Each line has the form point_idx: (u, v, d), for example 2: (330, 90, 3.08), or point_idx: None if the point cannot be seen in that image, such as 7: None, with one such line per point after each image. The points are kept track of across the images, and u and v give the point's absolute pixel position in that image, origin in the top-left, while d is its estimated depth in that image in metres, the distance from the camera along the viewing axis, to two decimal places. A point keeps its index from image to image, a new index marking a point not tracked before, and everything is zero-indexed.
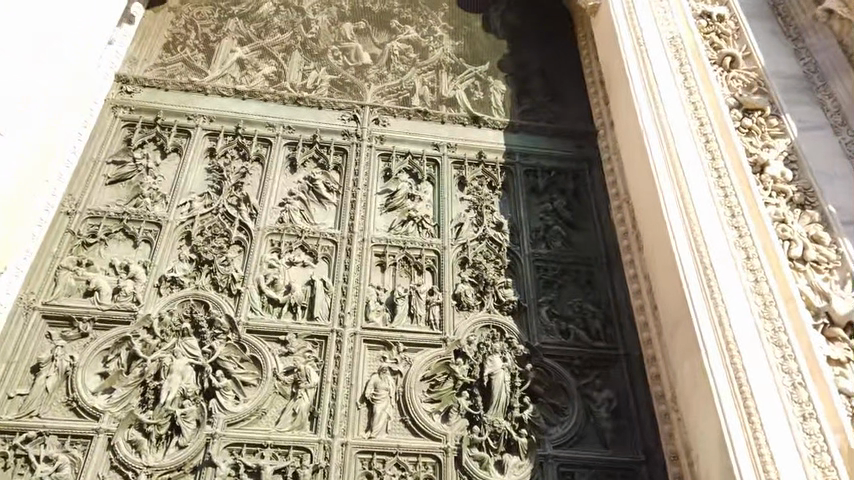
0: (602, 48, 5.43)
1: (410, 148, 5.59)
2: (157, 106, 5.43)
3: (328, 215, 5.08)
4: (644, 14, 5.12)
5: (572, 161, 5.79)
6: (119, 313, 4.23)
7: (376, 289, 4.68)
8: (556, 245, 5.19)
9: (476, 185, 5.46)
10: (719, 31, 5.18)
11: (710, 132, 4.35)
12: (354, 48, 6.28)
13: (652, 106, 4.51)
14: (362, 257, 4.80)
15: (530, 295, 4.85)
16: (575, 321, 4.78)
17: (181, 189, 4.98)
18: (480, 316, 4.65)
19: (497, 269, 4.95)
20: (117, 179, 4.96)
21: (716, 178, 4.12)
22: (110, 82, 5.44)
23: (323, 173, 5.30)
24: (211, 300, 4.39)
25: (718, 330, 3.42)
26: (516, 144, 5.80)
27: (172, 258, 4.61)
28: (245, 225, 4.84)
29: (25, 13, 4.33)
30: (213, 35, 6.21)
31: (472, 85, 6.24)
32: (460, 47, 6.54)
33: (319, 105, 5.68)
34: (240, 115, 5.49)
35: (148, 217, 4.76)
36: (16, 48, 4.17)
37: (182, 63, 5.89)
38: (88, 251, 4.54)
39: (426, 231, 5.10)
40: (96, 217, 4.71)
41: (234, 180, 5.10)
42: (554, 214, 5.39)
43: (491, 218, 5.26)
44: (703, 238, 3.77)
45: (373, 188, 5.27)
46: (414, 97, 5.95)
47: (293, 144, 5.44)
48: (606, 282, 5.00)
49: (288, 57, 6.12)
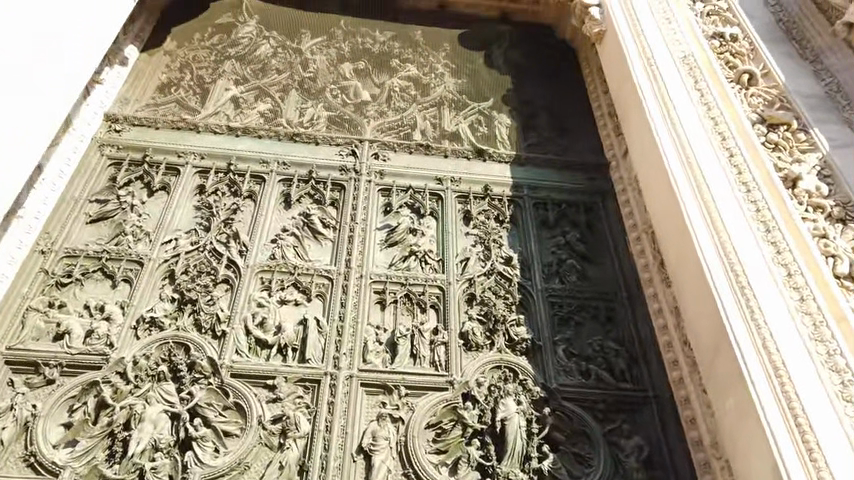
0: (612, 74, 5.22)
1: (412, 183, 5.27)
2: (145, 145, 5.20)
3: (325, 252, 4.72)
4: (653, 36, 4.92)
5: (584, 193, 5.46)
6: (89, 357, 3.83)
7: (375, 329, 4.25)
8: (571, 280, 4.78)
9: (482, 219, 5.11)
10: (734, 51, 4.94)
11: (733, 145, 4.03)
12: (353, 86, 6.09)
13: (667, 123, 4.23)
14: (361, 293, 4.41)
15: (544, 333, 4.40)
16: (596, 361, 4.32)
17: (166, 225, 4.66)
18: (490, 357, 4.20)
19: (508, 305, 4.52)
20: (99, 217, 4.67)
21: (744, 192, 3.77)
22: (98, 121, 5.25)
23: (319, 209, 4.98)
24: (192, 342, 3.98)
25: (762, 352, 3.00)
26: (523, 178, 5.49)
27: (153, 297, 4.24)
28: (233, 262, 4.48)
29: (32, 12, 4.04)
30: (209, 76, 6.04)
31: (476, 120, 5.99)
32: (462, 85, 6.35)
33: (316, 142, 5.43)
34: (232, 152, 5.24)
35: (129, 255, 4.42)
36: (21, 48, 3.89)
37: (176, 103, 5.71)
38: (62, 291, 4.19)
39: (430, 267, 4.72)
40: (73, 256, 4.39)
41: (224, 217, 4.78)
42: (567, 247, 5.01)
43: (499, 252, 4.87)
44: (736, 253, 3.39)
45: (373, 223, 4.92)
46: (415, 132, 5.70)
47: (288, 180, 5.15)
48: (628, 318, 4.56)
49: (284, 96, 5.93)
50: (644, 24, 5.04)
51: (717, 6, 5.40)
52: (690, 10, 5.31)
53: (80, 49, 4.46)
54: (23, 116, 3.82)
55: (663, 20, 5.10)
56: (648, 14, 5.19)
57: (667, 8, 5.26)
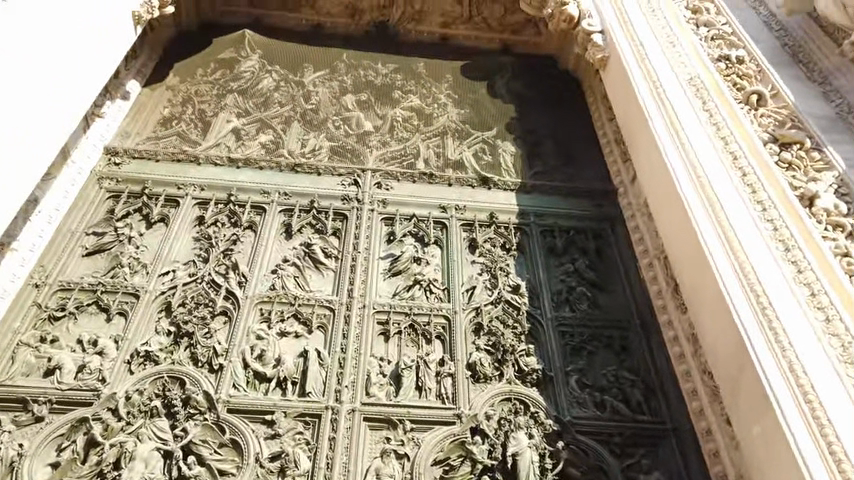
0: (617, 98, 5.15)
1: (415, 211, 5.17)
2: (145, 177, 5.13)
3: (326, 282, 4.58)
4: (657, 60, 4.86)
5: (592, 220, 5.33)
6: (80, 393, 3.67)
7: (379, 360, 4.08)
8: (582, 308, 4.61)
9: (488, 247, 4.97)
10: (740, 72, 4.86)
11: (746, 164, 3.91)
12: (355, 117, 6.04)
13: (676, 144, 4.13)
14: (363, 324, 4.25)
15: (556, 363, 4.22)
16: (611, 392, 4.12)
17: (164, 257, 4.55)
18: (499, 388, 4.01)
19: (517, 335, 4.35)
20: (96, 249, 4.56)
21: (760, 211, 3.63)
22: (98, 154, 5.20)
23: (321, 238, 4.87)
24: (188, 376, 3.82)
25: (789, 377, 2.82)
26: (529, 205, 5.37)
27: (148, 330, 4.09)
28: (232, 293, 4.34)
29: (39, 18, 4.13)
30: (210, 109, 6.00)
31: (480, 149, 5.91)
32: (466, 115, 6.29)
33: (318, 172, 5.36)
34: (233, 184, 5.16)
35: (125, 287, 4.29)
36: (26, 50, 3.94)
37: (177, 136, 5.66)
38: (54, 326, 4.05)
39: (435, 296, 4.56)
40: (67, 289, 4.26)
41: (223, 247, 4.66)
42: (577, 275, 4.86)
43: (506, 280, 4.72)
44: (754, 273, 3.24)
45: (376, 252, 4.79)
46: (418, 162, 5.62)
47: (289, 210, 5.04)
48: (643, 347, 4.37)
49: (286, 128, 5.88)
50: (648, 48, 4.99)
51: (721, 30, 5.35)
52: (693, 35, 5.27)
53: (83, 61, 4.52)
54: (23, 115, 3.86)
55: (666, 44, 5.05)
56: (651, 38, 5.15)
57: (670, 32, 5.22)
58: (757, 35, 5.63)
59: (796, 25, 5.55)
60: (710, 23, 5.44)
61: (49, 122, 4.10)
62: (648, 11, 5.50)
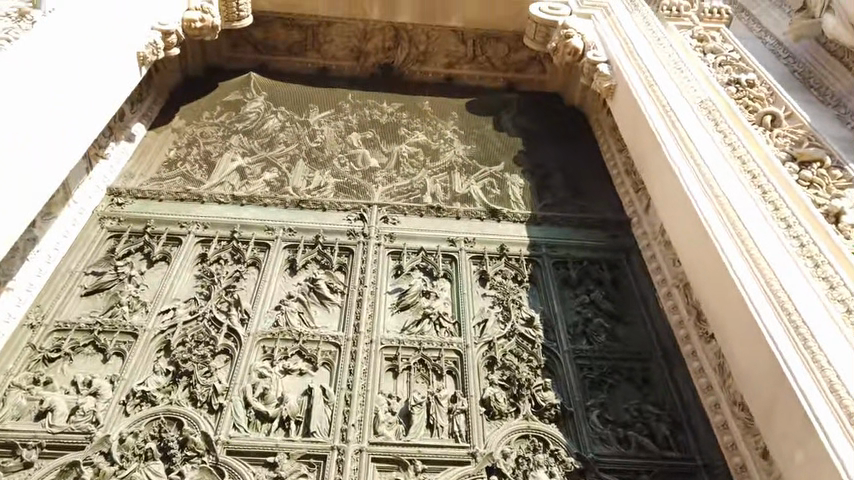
0: (626, 126, 5.06)
1: (423, 245, 5.03)
2: (147, 216, 5.04)
3: (332, 318, 4.40)
4: (666, 85, 4.79)
5: (606, 251, 5.17)
6: (72, 436, 3.48)
7: (387, 397, 3.86)
8: (600, 340, 4.39)
9: (500, 280, 4.80)
10: (752, 95, 4.75)
11: (765, 181, 3.75)
12: (361, 154, 5.98)
13: (691, 165, 4.00)
14: (370, 360, 4.05)
15: (575, 397, 3.98)
16: (635, 427, 3.86)
17: (165, 295, 4.40)
18: (516, 425, 3.78)
19: (533, 369, 4.13)
20: (95, 288, 4.42)
21: (785, 227, 3.46)
22: (100, 194, 5.13)
23: (326, 274, 4.72)
24: (186, 416, 3.63)
25: (831, 398, 2.59)
26: (540, 237, 5.22)
27: (146, 370, 3.91)
28: (233, 331, 4.17)
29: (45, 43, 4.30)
30: (215, 150, 5.94)
31: (489, 183, 5.81)
32: (473, 150, 6.21)
33: (323, 208, 5.26)
34: (237, 221, 5.06)
35: (123, 326, 4.13)
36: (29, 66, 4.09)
37: (181, 177, 5.60)
38: (49, 367, 3.89)
39: (446, 330, 4.37)
40: (64, 330, 4.11)
41: (225, 284, 4.52)
42: (593, 306, 4.66)
43: (519, 313, 4.52)
44: (784, 291, 3.05)
45: (383, 286, 4.63)
46: (425, 196, 5.51)
47: (293, 246, 4.92)
48: (667, 378, 4.13)
49: (292, 166, 5.81)
50: (656, 74, 4.93)
51: (729, 56, 5.28)
52: (701, 61, 5.21)
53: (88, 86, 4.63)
54: (27, 125, 3.94)
55: (674, 70, 4.98)
56: (658, 65, 5.09)
57: (677, 59, 5.16)
58: (764, 64, 5.55)
59: (803, 52, 5.46)
60: (717, 50, 5.39)
61: (50, 141, 4.16)
62: (653, 40, 5.47)
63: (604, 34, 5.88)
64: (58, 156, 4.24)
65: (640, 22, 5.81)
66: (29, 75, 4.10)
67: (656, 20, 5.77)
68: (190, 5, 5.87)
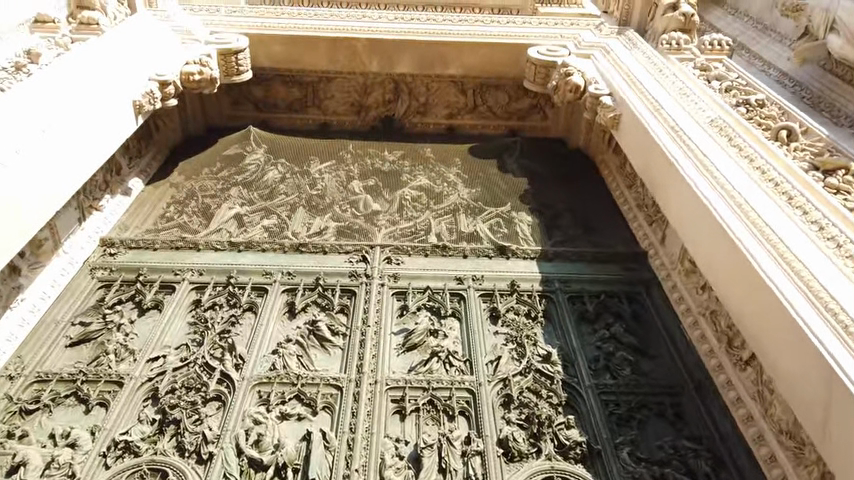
0: (635, 154, 4.89)
1: (429, 284, 4.78)
2: (140, 265, 4.83)
3: (333, 361, 4.09)
4: (674, 110, 4.66)
5: (624, 283, 4.88)
6: None
7: (393, 441, 3.51)
8: (624, 374, 4.05)
9: (512, 316, 4.51)
10: (763, 114, 4.54)
11: (790, 188, 3.52)
12: (363, 199, 5.80)
13: (709, 181, 3.81)
14: (375, 402, 3.73)
15: (601, 434, 3.63)
16: (671, 464, 3.49)
17: (155, 341, 4.13)
18: (538, 466, 3.42)
19: (553, 406, 3.79)
20: (81, 339, 4.15)
21: (817, 230, 3.19)
22: (93, 245, 4.95)
23: (327, 315, 4.45)
24: (171, 467, 3.31)
25: None
26: (553, 272, 4.96)
27: (131, 420, 3.60)
28: (227, 376, 3.87)
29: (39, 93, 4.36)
30: (213, 202, 5.72)
31: (496, 223, 5.59)
32: (478, 193, 6.00)
33: (324, 251, 5.07)
34: (234, 266, 4.85)
35: (108, 375, 3.84)
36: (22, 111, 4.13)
37: (177, 227, 5.41)
38: (25, 420, 3.59)
39: (456, 369, 4.05)
40: (44, 381, 3.83)
41: (220, 329, 4.24)
42: (614, 339, 4.34)
43: (535, 350, 4.20)
44: (826, 292, 2.77)
45: (387, 327, 4.34)
46: (430, 236, 5.32)
47: (292, 289, 4.68)
48: (702, 412, 3.76)
49: (292, 214, 5.63)
50: (662, 101, 4.82)
51: (735, 81, 5.16)
52: (707, 86, 5.09)
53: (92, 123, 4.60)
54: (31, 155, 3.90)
55: (680, 95, 4.86)
56: (663, 93, 4.98)
57: (682, 84, 5.06)
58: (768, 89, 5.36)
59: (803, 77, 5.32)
60: (721, 77, 5.29)
61: (46, 158, 4.03)
62: (656, 71, 5.37)
63: (604, 71, 5.85)
64: (56, 175, 4.10)
65: (640, 58, 5.76)
66: (19, 108, 4.14)
67: (655, 53, 5.72)
68: (189, 60, 5.89)
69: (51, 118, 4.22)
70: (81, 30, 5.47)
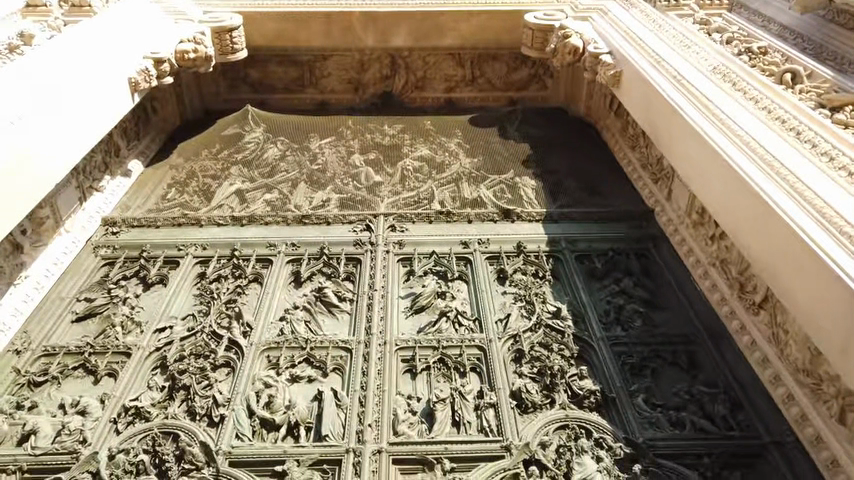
0: (638, 109, 4.83)
1: (434, 249, 4.74)
2: (142, 242, 4.80)
3: (341, 326, 4.06)
4: (676, 61, 4.61)
5: (632, 241, 4.82)
6: (56, 457, 3.18)
7: (406, 398, 3.50)
8: (635, 326, 4.02)
9: (520, 277, 4.46)
10: (766, 61, 4.45)
11: (798, 124, 3.47)
12: (364, 172, 5.72)
13: (715, 124, 3.76)
14: (386, 361, 3.71)
15: (615, 383, 3.60)
16: (688, 409, 3.46)
17: (161, 313, 4.10)
18: (552, 415, 3.40)
19: (566, 358, 3.76)
20: (86, 314, 4.12)
21: (827, 162, 3.15)
22: (95, 225, 4.91)
23: (333, 283, 4.41)
24: (183, 430, 3.31)
25: None
26: (559, 233, 4.92)
27: (141, 387, 3.60)
28: (235, 343, 3.84)
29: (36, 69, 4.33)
30: (214, 182, 5.64)
31: (500, 189, 5.53)
32: (480, 162, 5.90)
33: (327, 222, 5.03)
34: (237, 240, 4.81)
35: (115, 347, 3.83)
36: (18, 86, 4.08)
37: (179, 206, 5.33)
38: (34, 392, 3.58)
39: (465, 328, 4.02)
40: (52, 355, 3.82)
41: (226, 299, 4.21)
42: (625, 294, 4.30)
43: (544, 306, 4.16)
44: (840, 217, 2.73)
45: (395, 291, 4.30)
46: (434, 204, 5.26)
47: (297, 259, 4.64)
48: (716, 358, 3.71)
49: (293, 189, 5.55)
50: (664, 54, 4.77)
51: (736, 33, 5.08)
52: (708, 38, 5.02)
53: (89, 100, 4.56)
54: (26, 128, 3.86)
55: (682, 47, 4.79)
56: (664, 47, 4.91)
57: (683, 37, 4.99)
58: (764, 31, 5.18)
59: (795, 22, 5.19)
60: (722, 30, 5.22)
61: (44, 131, 4.02)
62: (656, 27, 5.31)
63: (603, 30, 5.78)
64: (57, 148, 4.09)
65: (639, 16, 5.69)
66: (16, 82, 4.13)
67: (654, 11, 5.65)
68: (182, 38, 5.84)
69: (48, 91, 4.20)
70: (73, 13, 5.38)
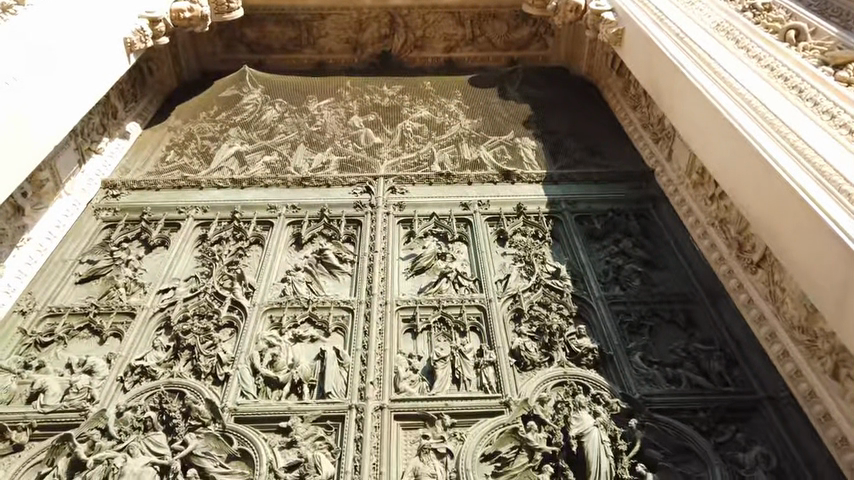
0: (639, 68, 4.78)
1: (434, 210, 4.75)
2: (142, 205, 4.80)
3: (342, 286, 4.10)
4: (679, 19, 4.55)
5: (632, 201, 4.83)
6: (65, 415, 3.25)
7: (407, 357, 3.56)
8: (634, 285, 4.06)
9: (520, 238, 4.49)
10: (769, 18, 4.22)
11: (800, 82, 3.44)
12: (363, 133, 5.69)
13: (717, 82, 3.73)
14: (387, 321, 3.76)
15: (613, 341, 3.66)
16: (684, 366, 3.53)
17: (163, 274, 4.14)
18: (551, 373, 3.47)
19: (564, 317, 3.81)
20: (89, 276, 4.16)
21: (828, 120, 3.13)
22: (95, 188, 4.91)
23: (333, 245, 4.44)
24: (189, 388, 3.38)
25: None
26: (559, 194, 4.92)
27: (146, 347, 3.66)
28: (237, 303, 3.89)
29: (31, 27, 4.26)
30: (213, 144, 5.62)
31: (500, 150, 5.50)
32: (480, 123, 5.85)
33: (327, 184, 5.03)
34: (237, 202, 4.82)
35: (119, 307, 3.88)
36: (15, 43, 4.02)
37: (178, 169, 5.32)
38: (41, 352, 3.64)
39: (465, 288, 4.06)
40: (57, 315, 3.87)
41: (227, 261, 4.24)
42: (624, 254, 4.33)
43: (543, 267, 4.20)
44: (839, 175, 2.73)
45: (395, 252, 4.33)
46: (433, 166, 5.24)
47: (297, 221, 4.66)
48: (713, 317, 3.76)
49: (293, 151, 5.52)
50: (666, 11, 4.70)
51: None
52: None
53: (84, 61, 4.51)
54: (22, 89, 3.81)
55: (685, 4, 4.72)
56: (667, 4, 4.84)
57: None
58: None
59: None
60: None
61: (40, 94, 3.99)
62: None
63: None
64: (52, 111, 4.06)
65: None
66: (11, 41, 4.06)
67: None
68: None
69: (44, 51, 4.14)
70: None
